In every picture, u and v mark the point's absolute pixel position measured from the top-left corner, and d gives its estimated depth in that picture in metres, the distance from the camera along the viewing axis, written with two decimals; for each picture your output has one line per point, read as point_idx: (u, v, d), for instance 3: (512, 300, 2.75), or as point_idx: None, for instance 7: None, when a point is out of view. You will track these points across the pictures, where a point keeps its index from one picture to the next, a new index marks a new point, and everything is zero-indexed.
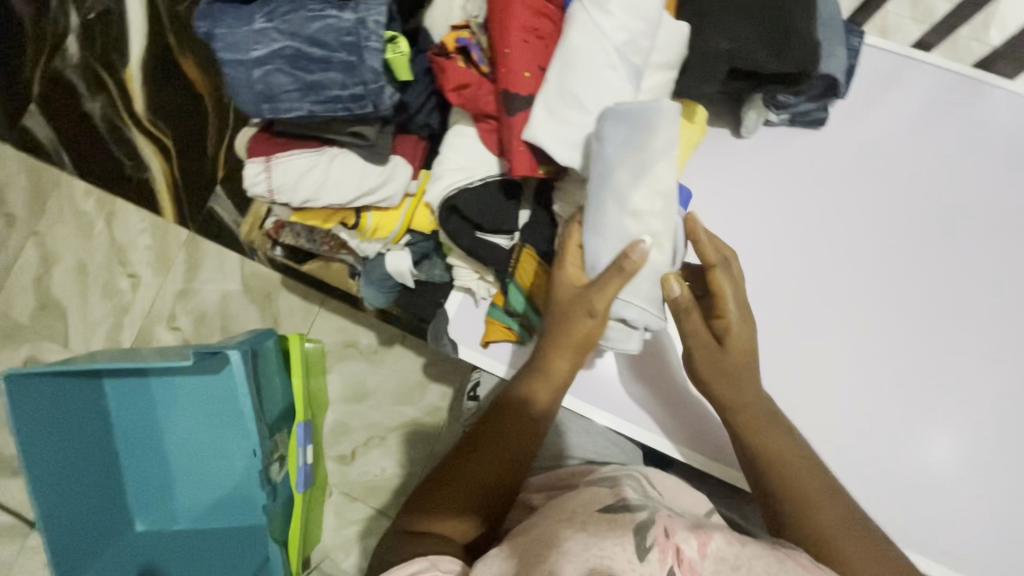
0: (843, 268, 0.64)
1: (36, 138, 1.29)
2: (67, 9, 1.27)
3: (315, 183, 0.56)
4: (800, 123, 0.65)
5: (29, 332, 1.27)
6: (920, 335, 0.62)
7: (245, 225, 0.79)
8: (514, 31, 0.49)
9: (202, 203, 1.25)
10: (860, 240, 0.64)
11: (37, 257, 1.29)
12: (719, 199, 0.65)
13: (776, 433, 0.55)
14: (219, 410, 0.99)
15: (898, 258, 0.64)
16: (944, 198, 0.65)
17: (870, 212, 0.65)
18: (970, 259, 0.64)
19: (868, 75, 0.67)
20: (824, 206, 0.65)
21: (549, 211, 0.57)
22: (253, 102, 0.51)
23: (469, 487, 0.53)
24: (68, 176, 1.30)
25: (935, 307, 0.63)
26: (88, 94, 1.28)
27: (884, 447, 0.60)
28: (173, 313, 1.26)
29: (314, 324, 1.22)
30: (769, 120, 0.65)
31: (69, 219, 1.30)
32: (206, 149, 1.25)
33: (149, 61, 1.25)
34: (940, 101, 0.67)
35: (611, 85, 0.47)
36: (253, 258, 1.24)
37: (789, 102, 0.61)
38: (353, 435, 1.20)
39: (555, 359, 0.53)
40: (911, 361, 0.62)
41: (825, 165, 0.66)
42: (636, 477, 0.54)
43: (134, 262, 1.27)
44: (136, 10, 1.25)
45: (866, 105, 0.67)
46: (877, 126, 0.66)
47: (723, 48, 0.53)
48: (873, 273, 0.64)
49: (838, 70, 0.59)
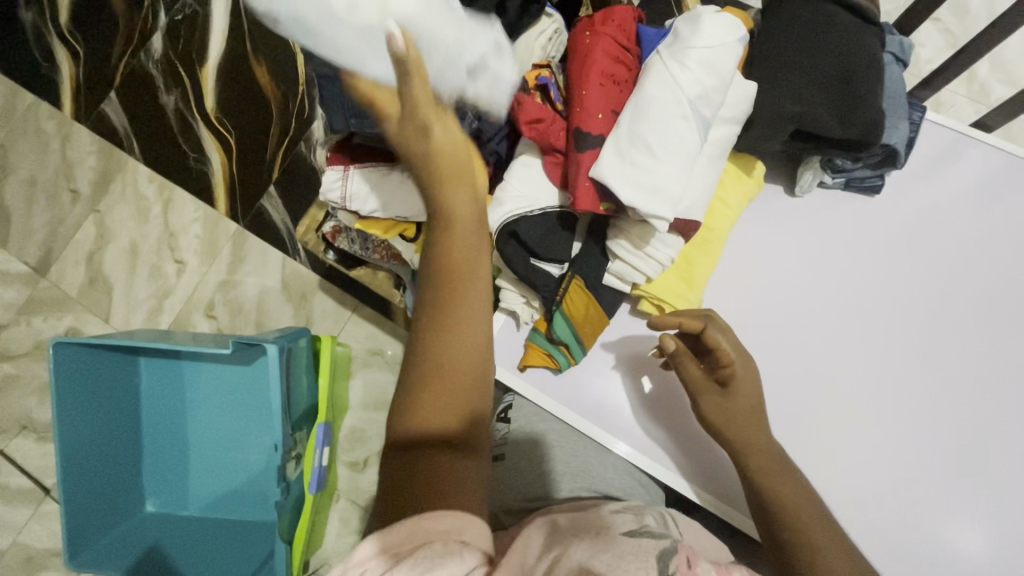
0: (887, 335, 0.64)
1: (112, 124, 1.37)
2: (157, 8, 1.36)
3: (385, 196, 0.59)
4: (854, 189, 0.66)
5: (76, 304, 1.33)
6: (952, 407, 0.62)
7: (303, 226, 0.82)
8: (590, 75, 0.52)
9: (255, 200, 1.31)
10: (900, 304, 0.65)
11: (93, 233, 1.35)
12: (764, 249, 0.66)
13: (802, 486, 0.54)
14: (256, 402, 1.02)
15: (936, 326, 0.64)
16: (997, 279, 0.65)
17: (920, 282, 0.65)
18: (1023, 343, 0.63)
19: (925, 149, 0.68)
20: (864, 269, 0.66)
21: (599, 244, 0.59)
22: (346, 116, 0.55)
23: (442, 406, 0.43)
24: (134, 162, 1.37)
25: (979, 387, 0.62)
26: (165, 88, 1.36)
27: (918, 524, 0.58)
28: (212, 301, 1.31)
29: (345, 327, 1.25)
30: (824, 182, 0.66)
31: (130, 202, 1.36)
32: (265, 150, 1.31)
33: (224, 63, 1.33)
34: (999, 181, 0.67)
35: (676, 132, 0.49)
36: (295, 258, 1.28)
37: (846, 167, 0.63)
38: (369, 443, 1.20)
39: (454, 210, 0.45)
40: (948, 439, 0.61)
41: (878, 233, 0.66)
42: (665, 512, 0.55)
43: (182, 249, 1.33)
44: (220, 15, 1.33)
45: (923, 179, 0.67)
46: (932, 200, 0.67)
47: (785, 111, 0.55)
48: (920, 344, 0.64)
49: (898, 141, 0.60)
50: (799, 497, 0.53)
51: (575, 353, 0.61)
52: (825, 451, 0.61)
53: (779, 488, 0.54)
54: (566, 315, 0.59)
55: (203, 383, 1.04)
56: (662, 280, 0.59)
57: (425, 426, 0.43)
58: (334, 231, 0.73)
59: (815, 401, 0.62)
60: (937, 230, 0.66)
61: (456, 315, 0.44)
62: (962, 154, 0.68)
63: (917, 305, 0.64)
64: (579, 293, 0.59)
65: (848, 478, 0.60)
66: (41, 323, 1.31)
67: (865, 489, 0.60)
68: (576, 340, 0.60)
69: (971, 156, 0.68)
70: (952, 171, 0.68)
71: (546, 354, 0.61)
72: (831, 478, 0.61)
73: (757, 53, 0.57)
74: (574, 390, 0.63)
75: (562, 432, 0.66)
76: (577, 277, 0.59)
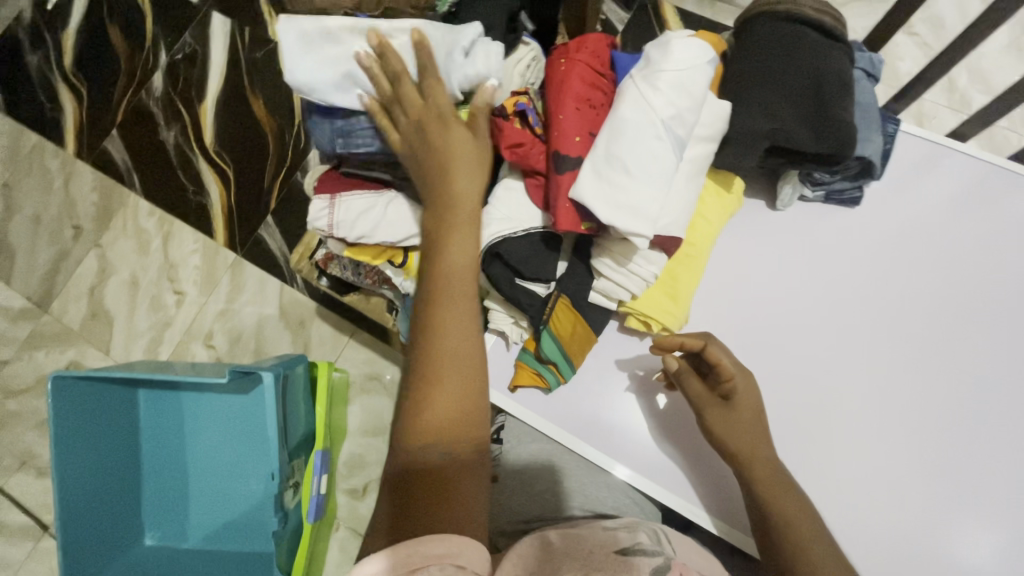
0: (874, 344, 0.64)
1: (114, 160, 1.41)
2: (159, 48, 1.41)
3: (372, 221, 0.60)
4: (834, 201, 0.67)
5: (77, 338, 1.34)
6: (945, 415, 0.62)
7: (297, 255, 0.84)
8: (567, 99, 0.53)
9: (253, 230, 1.33)
10: (886, 314, 0.65)
11: (94, 267, 1.38)
12: (749, 262, 0.67)
13: (795, 500, 0.54)
14: (255, 432, 1.02)
15: (922, 333, 0.64)
16: (980, 286, 0.65)
17: (905, 291, 0.65)
18: (1008, 348, 0.63)
19: (902, 161, 0.70)
20: (848, 278, 0.66)
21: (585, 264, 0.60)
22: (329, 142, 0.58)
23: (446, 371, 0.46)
24: (135, 196, 1.40)
25: (969, 395, 0.62)
26: (166, 124, 1.40)
27: (913, 532, 0.58)
28: (211, 331, 1.32)
29: (342, 353, 1.25)
30: (805, 195, 0.67)
31: (130, 235, 1.39)
32: (263, 181, 1.34)
33: (222, 99, 1.37)
34: (979, 189, 0.68)
35: (653, 152, 0.51)
36: (293, 285, 1.29)
37: (824, 180, 0.64)
38: (369, 470, 1.19)
39: (461, 178, 0.51)
40: (940, 448, 0.60)
41: (860, 243, 0.67)
42: (656, 529, 0.54)
43: (182, 280, 1.35)
44: (219, 53, 1.37)
45: (902, 189, 0.69)
46: (912, 209, 0.68)
47: (760, 128, 0.57)
48: (907, 352, 0.64)
49: (873, 152, 0.61)
50: (791, 510, 0.53)
51: (564, 371, 0.61)
52: (822, 461, 0.61)
53: (773, 503, 0.54)
54: (551, 334, 0.59)
55: (200, 413, 1.04)
56: (649, 296, 0.60)
57: (444, 374, 0.46)
58: (325, 258, 0.75)
59: (807, 412, 0.62)
60: (918, 238, 0.67)
61: (458, 299, 0.48)
62: (938, 163, 0.69)
63: (903, 313, 0.65)
64: (565, 313, 0.59)
65: (845, 490, 0.60)
66: (43, 357, 1.32)
67: (861, 500, 0.60)
68: (562, 359, 0.60)
69: (947, 165, 0.69)
70: (929, 180, 0.69)
71: (535, 372, 0.62)
72: (829, 489, 0.60)
73: (728, 73, 0.59)
74: (564, 409, 0.63)
75: (556, 451, 0.65)
76: (563, 297, 0.59)
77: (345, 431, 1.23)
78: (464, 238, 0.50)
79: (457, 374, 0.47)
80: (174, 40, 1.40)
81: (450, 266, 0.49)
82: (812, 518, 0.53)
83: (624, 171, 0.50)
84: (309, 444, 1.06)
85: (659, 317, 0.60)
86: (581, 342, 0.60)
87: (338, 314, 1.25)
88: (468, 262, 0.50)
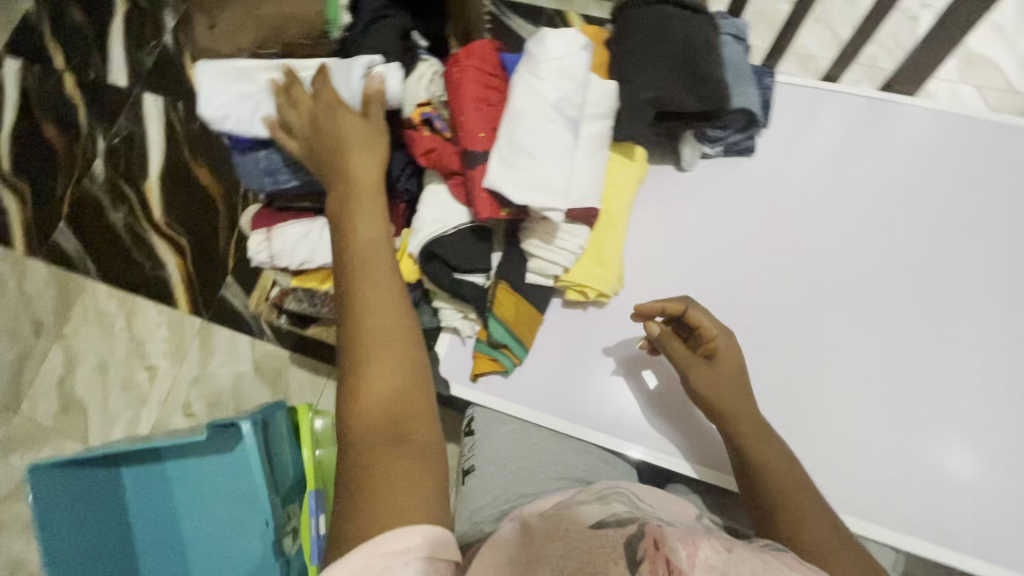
0: (794, 275, 0.71)
1: (65, 250, 1.42)
2: (93, 135, 1.43)
3: (310, 246, 0.64)
4: (733, 153, 0.74)
5: (53, 434, 1.33)
6: (865, 326, 0.69)
7: (254, 301, 0.87)
8: (467, 100, 0.58)
9: (215, 292, 1.35)
10: (800, 246, 0.72)
11: (60, 359, 1.37)
12: (672, 222, 0.73)
13: (754, 432, 0.59)
14: (242, 488, 1.01)
15: (834, 257, 0.71)
16: (876, 206, 0.73)
17: (813, 223, 0.72)
18: (908, 258, 0.71)
19: (789, 107, 0.76)
20: (763, 223, 0.73)
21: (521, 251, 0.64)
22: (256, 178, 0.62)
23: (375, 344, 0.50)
24: (92, 282, 1.41)
25: (882, 306, 0.69)
26: (112, 206, 1.42)
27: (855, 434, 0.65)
28: (189, 399, 1.32)
29: (323, 394, 1.27)
30: (707, 152, 0.73)
31: (93, 321, 1.39)
32: (217, 244, 1.36)
33: (165, 173, 1.40)
34: (860, 120, 0.75)
35: (550, 134, 0.56)
36: (263, 338, 1.30)
37: (719, 136, 0.71)
38: None
39: (355, 162, 0.54)
40: (866, 357, 0.68)
41: (765, 188, 0.74)
42: (619, 490, 0.57)
43: (151, 354, 1.35)
44: (154, 130, 1.41)
45: (793, 132, 0.76)
46: (805, 149, 0.75)
47: (644, 97, 0.63)
48: (824, 278, 0.71)
49: (750, 104, 0.68)
50: (753, 441, 0.59)
51: (518, 353, 0.66)
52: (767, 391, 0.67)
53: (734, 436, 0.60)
54: (499, 319, 0.64)
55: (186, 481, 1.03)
56: (582, 268, 0.64)
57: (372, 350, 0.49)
58: (276, 297, 0.78)
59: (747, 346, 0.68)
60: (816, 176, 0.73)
61: (373, 279, 0.51)
62: (819, 107, 0.77)
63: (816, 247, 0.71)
64: (508, 297, 0.64)
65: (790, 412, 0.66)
66: (21, 460, 1.30)
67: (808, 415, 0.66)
68: (514, 340, 0.65)
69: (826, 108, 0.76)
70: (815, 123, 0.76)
71: (492, 359, 0.66)
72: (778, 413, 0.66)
73: (610, 57, 0.66)
74: (530, 389, 0.68)
75: (522, 430, 0.67)
76: (503, 281, 0.64)
77: (338, 471, 1.23)
78: (389, 295, 0.51)
79: (404, 418, 0.48)
80: (109, 125, 1.44)
81: (379, 324, 0.50)
82: (769, 441, 0.59)
83: (528, 154, 0.55)
84: (303, 487, 1.06)
85: (595, 285, 0.64)
86: (531, 319, 0.65)
87: (312, 357, 1.27)
88: (392, 313, 0.50)
